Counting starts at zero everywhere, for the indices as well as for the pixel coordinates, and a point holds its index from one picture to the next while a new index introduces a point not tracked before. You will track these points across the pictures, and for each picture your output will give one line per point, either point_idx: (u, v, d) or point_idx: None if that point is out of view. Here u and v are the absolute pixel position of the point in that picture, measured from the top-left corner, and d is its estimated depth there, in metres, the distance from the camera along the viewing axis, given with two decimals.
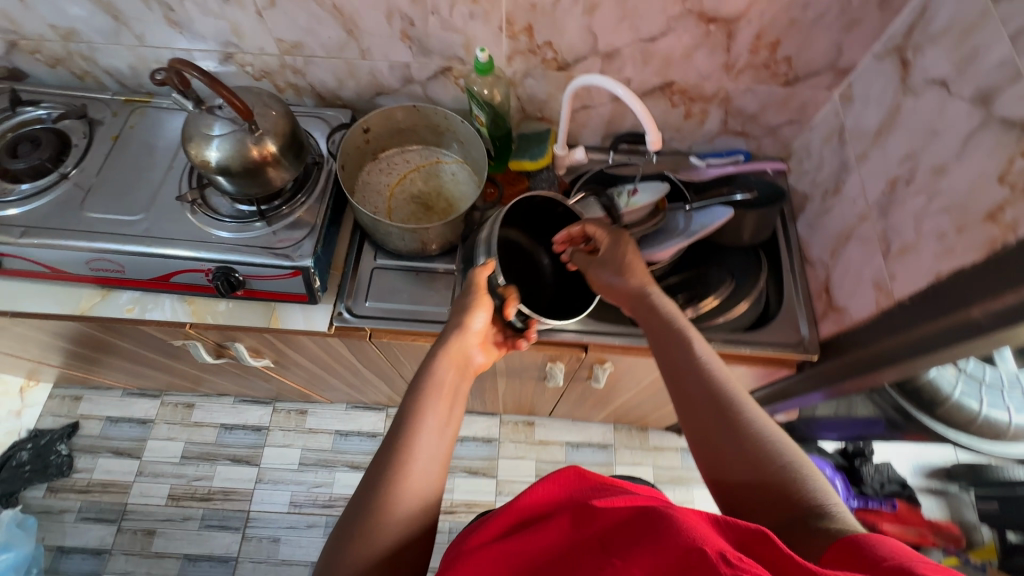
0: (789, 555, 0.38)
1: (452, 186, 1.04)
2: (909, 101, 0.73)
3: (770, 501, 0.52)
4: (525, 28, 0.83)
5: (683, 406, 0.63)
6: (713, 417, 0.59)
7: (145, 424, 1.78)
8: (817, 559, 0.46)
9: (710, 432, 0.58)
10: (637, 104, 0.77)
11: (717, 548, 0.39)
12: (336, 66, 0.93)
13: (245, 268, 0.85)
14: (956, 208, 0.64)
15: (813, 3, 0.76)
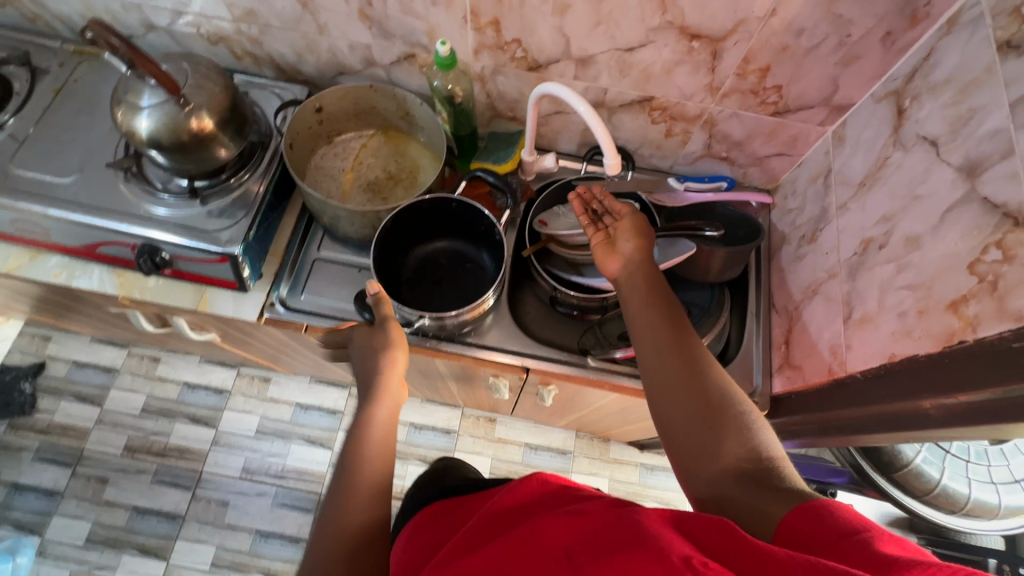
0: (749, 542, 0.38)
1: (410, 176, 0.97)
2: (897, 155, 0.66)
3: (729, 453, 0.53)
4: (492, 21, 0.76)
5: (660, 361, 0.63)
6: (688, 376, 0.60)
7: (110, 371, 1.58)
8: (775, 510, 0.46)
9: (680, 396, 0.59)
10: (598, 124, 0.72)
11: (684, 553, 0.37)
12: (293, 40, 0.87)
13: (171, 248, 0.81)
14: (921, 288, 0.57)
15: (809, 30, 0.68)
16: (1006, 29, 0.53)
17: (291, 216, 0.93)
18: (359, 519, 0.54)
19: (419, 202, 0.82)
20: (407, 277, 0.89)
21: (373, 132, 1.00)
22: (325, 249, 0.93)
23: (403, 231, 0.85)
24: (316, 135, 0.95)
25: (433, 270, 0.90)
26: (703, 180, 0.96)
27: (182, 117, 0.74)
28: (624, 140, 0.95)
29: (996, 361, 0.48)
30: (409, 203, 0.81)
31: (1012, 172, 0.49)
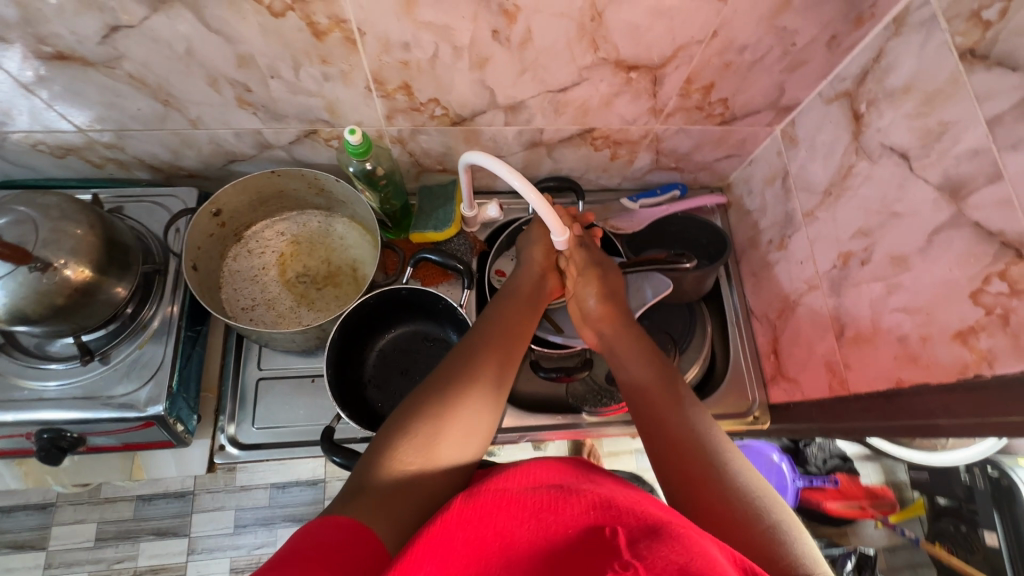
0: None
1: (343, 257, 0.85)
2: (862, 164, 0.62)
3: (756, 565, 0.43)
4: (401, 86, 0.64)
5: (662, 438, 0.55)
6: (699, 457, 0.52)
7: (46, 508, 1.37)
8: None
9: (665, 405, 0.57)
10: (534, 193, 0.65)
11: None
12: (162, 138, 0.71)
13: (80, 427, 0.67)
14: (919, 312, 0.55)
15: (753, 44, 0.62)
16: (967, 36, 0.49)
17: (219, 336, 0.81)
18: (429, 474, 0.50)
19: (365, 299, 0.73)
20: (371, 376, 0.79)
21: (289, 213, 0.86)
22: (266, 365, 0.80)
23: (356, 328, 0.76)
24: (222, 237, 0.81)
25: (397, 360, 0.80)
26: (655, 194, 0.92)
27: (46, 280, 0.59)
28: (567, 169, 0.87)
29: (1014, 397, 0.47)
30: (354, 305, 0.71)
31: (1003, 199, 0.46)
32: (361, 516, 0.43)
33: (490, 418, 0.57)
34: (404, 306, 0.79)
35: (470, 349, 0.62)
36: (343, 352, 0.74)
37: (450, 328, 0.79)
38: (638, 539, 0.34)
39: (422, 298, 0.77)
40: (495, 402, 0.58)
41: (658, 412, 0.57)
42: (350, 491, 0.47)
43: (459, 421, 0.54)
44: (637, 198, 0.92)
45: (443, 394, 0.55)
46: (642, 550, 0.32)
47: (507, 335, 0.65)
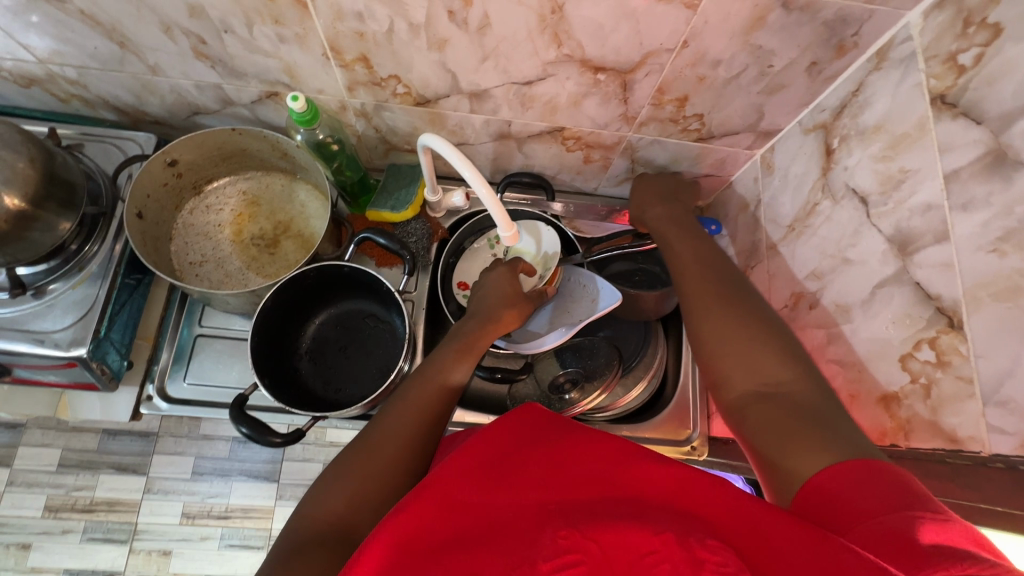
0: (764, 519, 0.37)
1: (300, 223, 0.84)
2: (825, 203, 0.59)
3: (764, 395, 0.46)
4: (359, 58, 0.62)
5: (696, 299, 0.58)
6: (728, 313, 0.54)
7: (14, 428, 1.41)
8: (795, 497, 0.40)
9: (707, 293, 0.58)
10: (485, 188, 0.60)
11: (683, 532, 0.37)
12: (123, 81, 0.71)
13: (2, 356, 0.68)
14: (850, 368, 0.52)
15: (728, 60, 0.58)
16: (941, 80, 0.45)
17: (163, 287, 0.81)
18: (359, 520, 0.50)
19: (306, 270, 0.73)
20: (307, 348, 0.78)
21: (252, 172, 0.85)
22: (208, 323, 0.81)
23: (304, 291, 0.75)
24: (178, 189, 0.80)
25: (336, 337, 0.79)
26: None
27: None
28: (539, 166, 0.84)
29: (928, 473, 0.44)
30: (291, 276, 0.71)
31: (946, 262, 0.43)
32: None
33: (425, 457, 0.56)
34: (352, 284, 0.78)
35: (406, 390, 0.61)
36: (280, 319, 0.74)
37: (391, 310, 0.78)
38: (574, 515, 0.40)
39: (367, 278, 0.76)
40: (432, 423, 0.59)
41: (711, 319, 0.54)
42: (285, 552, 0.47)
43: (384, 459, 0.54)
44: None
45: (376, 441, 0.55)
46: (576, 525, 0.39)
47: (454, 360, 0.65)
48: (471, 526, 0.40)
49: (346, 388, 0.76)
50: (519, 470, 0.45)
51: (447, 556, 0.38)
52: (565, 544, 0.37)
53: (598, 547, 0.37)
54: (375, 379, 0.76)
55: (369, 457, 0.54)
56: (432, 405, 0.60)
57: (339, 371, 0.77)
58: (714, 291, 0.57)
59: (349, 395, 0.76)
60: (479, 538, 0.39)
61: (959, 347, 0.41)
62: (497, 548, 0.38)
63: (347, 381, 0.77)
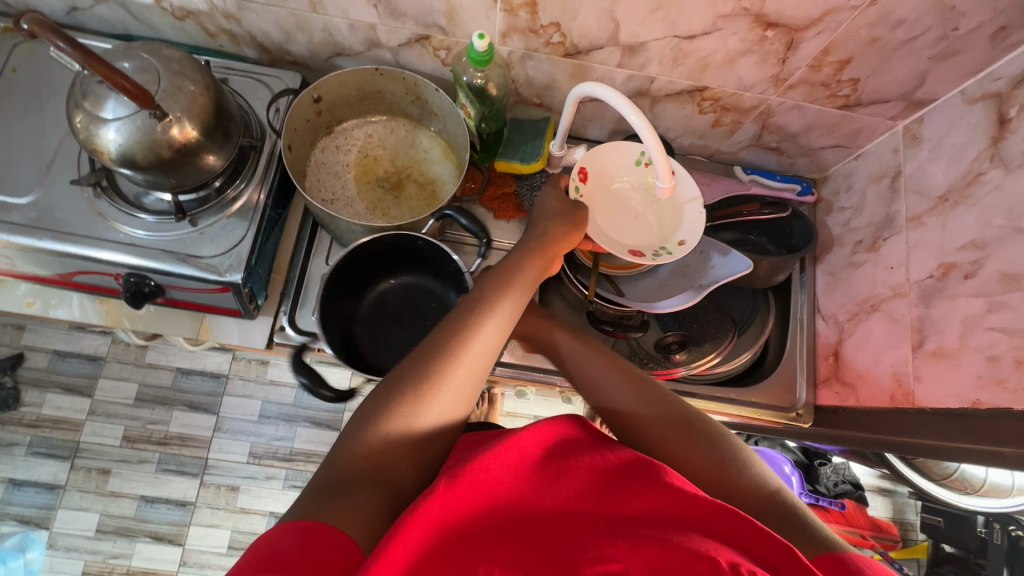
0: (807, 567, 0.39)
1: (423, 169, 0.86)
2: (994, 173, 0.59)
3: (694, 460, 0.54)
4: (527, 3, 0.63)
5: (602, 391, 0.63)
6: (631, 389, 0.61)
7: (97, 360, 1.48)
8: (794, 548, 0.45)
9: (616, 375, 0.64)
10: (650, 134, 0.60)
11: (731, 561, 0.39)
12: (279, 16, 0.72)
13: (161, 277, 0.71)
14: (1020, 334, 0.53)
15: (910, 20, 0.57)
16: None
17: (295, 225, 0.83)
18: (397, 461, 0.48)
19: (382, 237, 0.72)
20: (364, 317, 0.78)
21: (379, 116, 0.87)
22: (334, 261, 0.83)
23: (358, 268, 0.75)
24: (315, 126, 0.82)
25: (395, 307, 0.80)
26: (772, 178, 0.89)
27: (158, 131, 0.61)
28: (663, 129, 0.84)
29: None
30: (368, 240, 0.70)
31: None
32: (329, 514, 0.42)
33: (472, 382, 0.54)
34: (407, 255, 0.77)
35: (457, 331, 0.54)
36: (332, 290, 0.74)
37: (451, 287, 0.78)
38: (613, 530, 0.43)
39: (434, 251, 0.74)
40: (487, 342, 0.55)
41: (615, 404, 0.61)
42: (319, 484, 0.45)
43: (431, 391, 0.51)
44: (750, 171, 0.89)
45: (410, 369, 0.52)
46: (619, 537, 0.42)
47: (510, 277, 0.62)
48: (507, 526, 0.44)
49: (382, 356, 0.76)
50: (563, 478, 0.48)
51: (486, 548, 0.42)
52: (607, 555, 0.40)
53: (640, 562, 0.39)
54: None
55: (409, 389, 0.50)
56: (488, 346, 0.55)
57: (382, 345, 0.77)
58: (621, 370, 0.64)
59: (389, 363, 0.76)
60: (514, 537, 0.43)
61: None
62: (537, 554, 0.42)
63: (397, 353, 0.77)
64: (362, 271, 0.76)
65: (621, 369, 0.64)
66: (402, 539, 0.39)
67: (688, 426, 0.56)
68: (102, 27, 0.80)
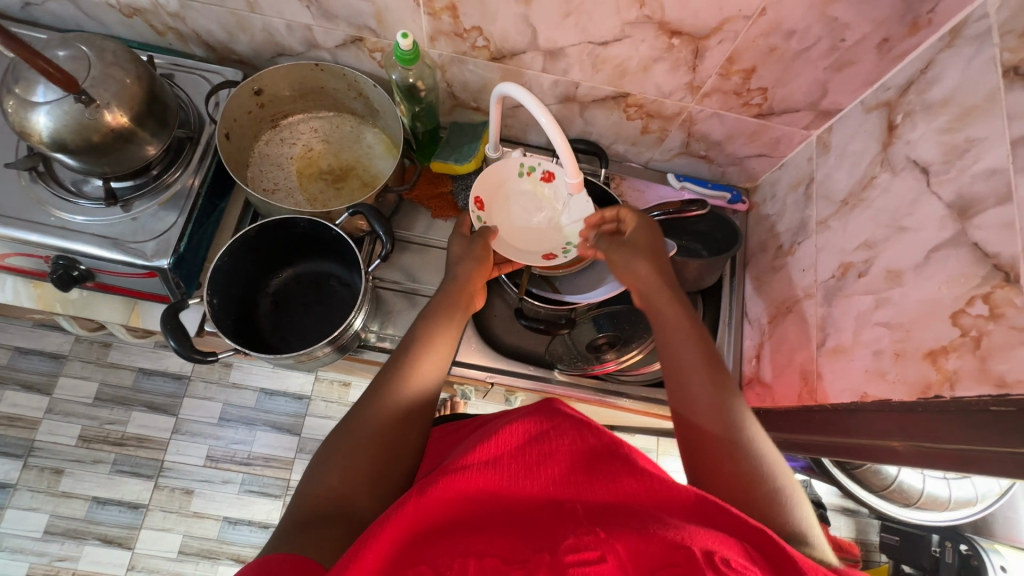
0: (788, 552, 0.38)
1: (366, 164, 0.89)
2: (883, 176, 0.61)
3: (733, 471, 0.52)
4: (447, 7, 0.66)
5: (669, 362, 0.61)
6: (704, 367, 0.58)
7: (57, 358, 1.47)
8: None
9: (682, 343, 0.61)
10: (559, 137, 0.63)
11: (707, 548, 0.37)
12: (220, 16, 0.75)
13: (90, 261, 0.73)
14: (899, 329, 0.55)
15: (801, 31, 0.61)
16: (1016, 52, 0.47)
17: (234, 217, 0.85)
18: (356, 494, 0.50)
19: (297, 219, 0.74)
20: (268, 309, 0.81)
21: (325, 112, 0.90)
22: None
23: (266, 248, 0.78)
24: (259, 119, 0.85)
25: (297, 296, 0.82)
26: (704, 185, 0.91)
27: (88, 115, 0.64)
28: (596, 135, 0.87)
29: (971, 422, 0.46)
30: (281, 220, 0.73)
31: (1007, 222, 0.45)
32: (302, 549, 0.43)
33: (421, 412, 0.58)
34: (304, 241, 0.79)
35: (397, 368, 0.60)
36: (238, 275, 0.76)
37: (352, 272, 0.80)
38: (592, 516, 0.42)
39: (325, 234, 0.77)
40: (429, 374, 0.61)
41: (675, 370, 0.59)
42: (288, 525, 0.47)
43: (376, 424, 0.55)
44: (683, 178, 0.92)
45: (362, 411, 0.56)
46: (599, 524, 0.40)
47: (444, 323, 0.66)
48: (489, 519, 0.43)
49: (291, 344, 0.79)
50: (544, 466, 0.47)
51: (464, 538, 0.41)
52: (583, 542, 0.39)
53: (618, 549, 0.38)
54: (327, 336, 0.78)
55: (357, 424, 0.55)
56: (428, 376, 0.61)
57: (291, 332, 0.80)
58: (703, 348, 0.60)
59: (291, 347, 0.79)
60: (494, 528, 0.42)
61: (1013, 299, 0.44)
62: (516, 538, 0.41)
63: (304, 338, 0.80)
64: (261, 259, 0.78)
65: (699, 345, 0.60)
66: (368, 546, 0.38)
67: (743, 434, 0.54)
68: (57, 24, 0.83)
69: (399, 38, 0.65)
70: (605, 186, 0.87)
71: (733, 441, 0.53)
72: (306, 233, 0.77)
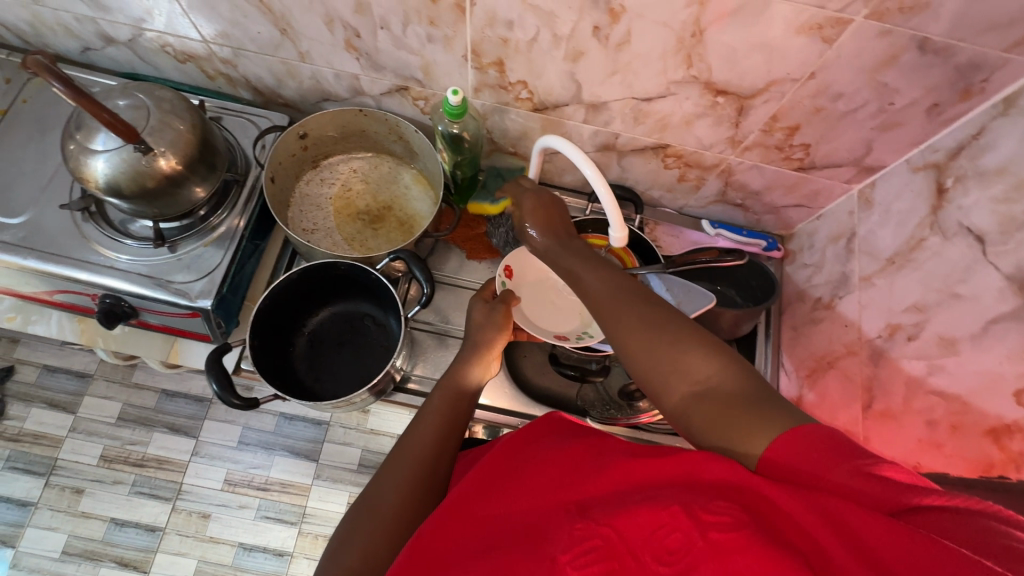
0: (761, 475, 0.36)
1: (402, 204, 0.90)
2: (933, 240, 0.60)
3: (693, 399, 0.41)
4: (495, 62, 0.68)
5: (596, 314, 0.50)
6: (623, 306, 0.48)
7: (84, 377, 1.49)
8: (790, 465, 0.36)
9: (605, 294, 0.50)
10: (604, 188, 0.63)
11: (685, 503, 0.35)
12: (271, 64, 0.78)
13: (135, 300, 0.74)
14: (954, 400, 0.53)
15: (848, 94, 0.61)
16: None
17: (272, 257, 0.87)
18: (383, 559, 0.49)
19: (337, 263, 0.76)
20: (303, 351, 0.80)
21: (364, 153, 0.92)
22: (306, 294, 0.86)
23: (300, 291, 0.78)
24: (301, 160, 0.87)
25: (331, 338, 0.82)
26: (740, 232, 0.90)
27: (144, 163, 0.66)
28: (632, 180, 0.88)
29: None
30: (322, 263, 0.75)
31: None
32: None
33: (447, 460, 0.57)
34: (341, 284, 0.80)
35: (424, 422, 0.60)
36: (275, 318, 0.77)
37: (389, 314, 0.80)
38: (585, 507, 0.40)
39: (362, 278, 0.78)
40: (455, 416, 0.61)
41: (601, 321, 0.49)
42: None
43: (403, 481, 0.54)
44: (718, 225, 0.92)
45: (387, 469, 0.55)
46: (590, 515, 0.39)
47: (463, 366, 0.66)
48: (495, 535, 0.42)
49: (329, 390, 0.78)
50: (531, 474, 0.46)
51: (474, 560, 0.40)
52: (580, 535, 0.37)
53: (607, 531, 0.36)
54: (361, 380, 0.78)
55: (384, 483, 0.54)
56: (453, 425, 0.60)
57: (325, 376, 0.79)
58: (614, 292, 0.49)
59: (327, 390, 0.78)
60: (498, 543, 0.41)
61: None
62: (513, 556, 0.38)
63: (340, 381, 0.79)
64: (297, 301, 0.79)
65: (611, 287, 0.50)
66: None
67: (695, 358, 0.42)
68: (113, 67, 0.86)
69: (449, 92, 0.67)
70: (639, 231, 0.87)
71: (699, 376, 0.41)
72: (342, 275, 0.78)
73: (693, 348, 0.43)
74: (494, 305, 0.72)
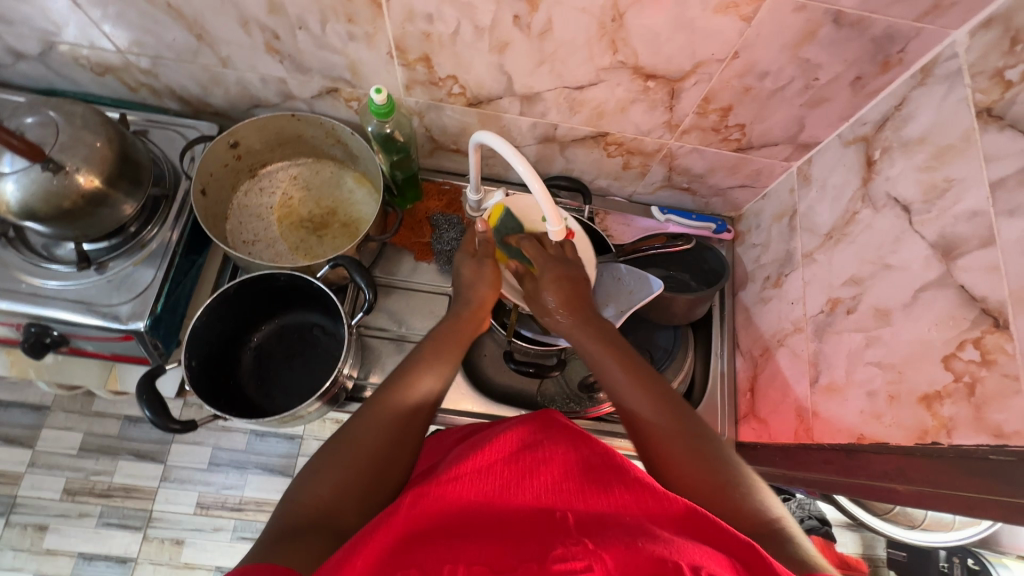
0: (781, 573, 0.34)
1: (346, 209, 0.87)
2: (865, 212, 0.61)
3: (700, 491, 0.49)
4: (421, 58, 0.66)
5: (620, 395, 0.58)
6: (650, 390, 0.56)
7: (39, 410, 1.28)
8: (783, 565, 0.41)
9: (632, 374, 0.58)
10: (538, 184, 0.61)
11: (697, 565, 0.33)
12: (193, 72, 0.75)
13: (63, 326, 0.71)
14: (891, 369, 0.54)
15: (774, 72, 0.61)
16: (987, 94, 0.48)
17: (212, 273, 0.84)
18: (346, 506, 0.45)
19: (277, 274, 0.73)
20: (250, 363, 0.78)
21: (303, 159, 0.89)
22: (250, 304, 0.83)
23: (243, 301, 0.75)
24: (236, 170, 0.84)
25: (279, 349, 0.80)
26: (688, 217, 0.91)
27: (57, 182, 0.62)
28: (578, 171, 0.87)
29: (969, 470, 0.45)
30: (260, 275, 0.72)
31: (992, 264, 0.44)
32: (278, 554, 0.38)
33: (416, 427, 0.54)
34: (282, 293, 0.77)
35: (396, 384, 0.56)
36: (218, 328, 0.74)
37: (337, 323, 0.78)
38: (585, 527, 0.37)
39: (305, 286, 0.75)
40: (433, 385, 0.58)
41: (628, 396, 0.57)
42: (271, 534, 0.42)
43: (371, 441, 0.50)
44: (667, 211, 0.92)
45: (358, 423, 0.52)
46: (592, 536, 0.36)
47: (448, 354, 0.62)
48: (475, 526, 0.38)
49: (279, 403, 0.76)
50: (533, 478, 0.42)
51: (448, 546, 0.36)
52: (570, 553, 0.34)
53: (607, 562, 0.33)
54: (311, 391, 0.76)
55: (355, 436, 0.50)
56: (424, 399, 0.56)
57: (274, 387, 0.77)
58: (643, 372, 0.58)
59: (276, 405, 0.76)
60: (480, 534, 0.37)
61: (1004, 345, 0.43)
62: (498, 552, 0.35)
63: (290, 392, 0.77)
64: (245, 306, 0.76)
65: (645, 375, 0.58)
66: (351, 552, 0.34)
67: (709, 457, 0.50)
68: (28, 83, 0.82)
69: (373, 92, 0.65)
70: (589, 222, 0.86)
71: (719, 480, 0.49)
72: (292, 282, 0.74)
73: (714, 451, 0.51)
74: (482, 259, 0.70)
